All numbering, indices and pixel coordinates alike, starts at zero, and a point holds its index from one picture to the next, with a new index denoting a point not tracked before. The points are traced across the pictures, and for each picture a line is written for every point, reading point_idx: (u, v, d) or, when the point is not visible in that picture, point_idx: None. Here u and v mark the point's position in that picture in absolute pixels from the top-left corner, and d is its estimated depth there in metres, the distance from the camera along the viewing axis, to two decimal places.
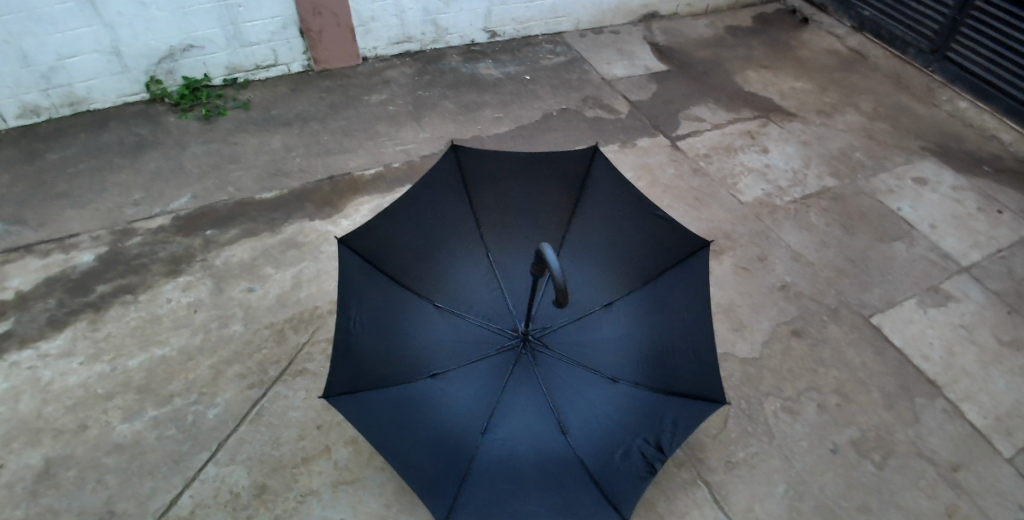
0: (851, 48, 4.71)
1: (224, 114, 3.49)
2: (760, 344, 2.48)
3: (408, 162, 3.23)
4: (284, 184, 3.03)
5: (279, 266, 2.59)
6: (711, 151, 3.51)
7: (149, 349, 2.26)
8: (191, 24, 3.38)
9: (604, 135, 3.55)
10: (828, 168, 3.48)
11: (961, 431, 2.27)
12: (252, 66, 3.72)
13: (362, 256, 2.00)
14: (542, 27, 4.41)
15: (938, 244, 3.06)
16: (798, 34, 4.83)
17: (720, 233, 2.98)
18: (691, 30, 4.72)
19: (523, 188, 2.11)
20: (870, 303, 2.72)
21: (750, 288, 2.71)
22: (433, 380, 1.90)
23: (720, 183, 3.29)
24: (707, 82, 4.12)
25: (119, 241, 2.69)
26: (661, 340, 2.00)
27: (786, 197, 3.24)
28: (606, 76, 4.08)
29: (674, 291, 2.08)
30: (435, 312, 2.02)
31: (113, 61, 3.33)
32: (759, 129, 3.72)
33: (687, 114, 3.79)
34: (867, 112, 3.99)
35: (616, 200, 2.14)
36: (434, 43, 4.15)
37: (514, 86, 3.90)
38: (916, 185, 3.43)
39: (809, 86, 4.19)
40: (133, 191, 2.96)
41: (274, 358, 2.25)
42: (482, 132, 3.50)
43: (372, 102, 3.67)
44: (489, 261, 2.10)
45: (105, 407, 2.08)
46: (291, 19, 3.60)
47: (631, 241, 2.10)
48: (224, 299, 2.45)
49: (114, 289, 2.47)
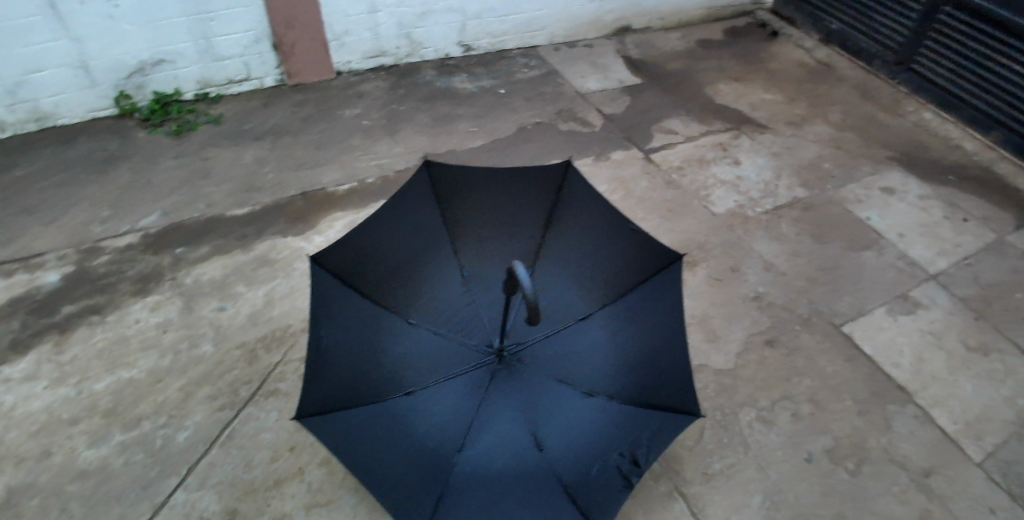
0: (820, 61, 4.83)
1: (195, 128, 3.44)
2: (734, 355, 2.50)
3: (383, 177, 3.22)
4: (257, 200, 3.00)
5: (251, 284, 2.55)
6: (684, 163, 3.56)
7: (116, 372, 2.20)
8: (162, 38, 3.34)
9: (579, 147, 3.58)
10: (798, 178, 3.55)
11: (932, 437, 2.31)
12: (225, 80, 3.68)
13: (336, 273, 2.00)
14: (516, 41, 4.45)
15: (906, 252, 3.14)
16: (768, 47, 4.94)
17: (694, 244, 3.02)
18: (664, 43, 4.80)
19: (498, 202, 2.14)
20: (841, 311, 2.77)
21: (724, 299, 2.74)
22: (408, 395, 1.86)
23: (693, 195, 3.33)
24: (681, 94, 4.18)
25: (86, 260, 2.63)
26: (636, 352, 2.01)
27: (757, 208, 3.30)
28: (580, 89, 4.13)
29: (649, 302, 2.09)
30: (409, 326, 1.98)
31: (81, 75, 3.27)
32: (731, 140, 3.78)
33: (660, 126, 3.84)
34: (835, 123, 4.08)
35: (590, 213, 2.18)
36: (408, 57, 4.15)
37: (489, 99, 3.92)
38: (884, 194, 3.51)
39: (779, 98, 4.28)
40: (101, 208, 2.90)
41: (245, 378, 2.21)
42: (457, 146, 3.50)
43: (346, 115, 3.65)
44: (464, 274, 2.08)
45: (70, 433, 2.02)
46: (263, 33, 3.58)
47: (605, 253, 2.12)
48: (195, 318, 2.40)
49: (80, 309, 2.41)
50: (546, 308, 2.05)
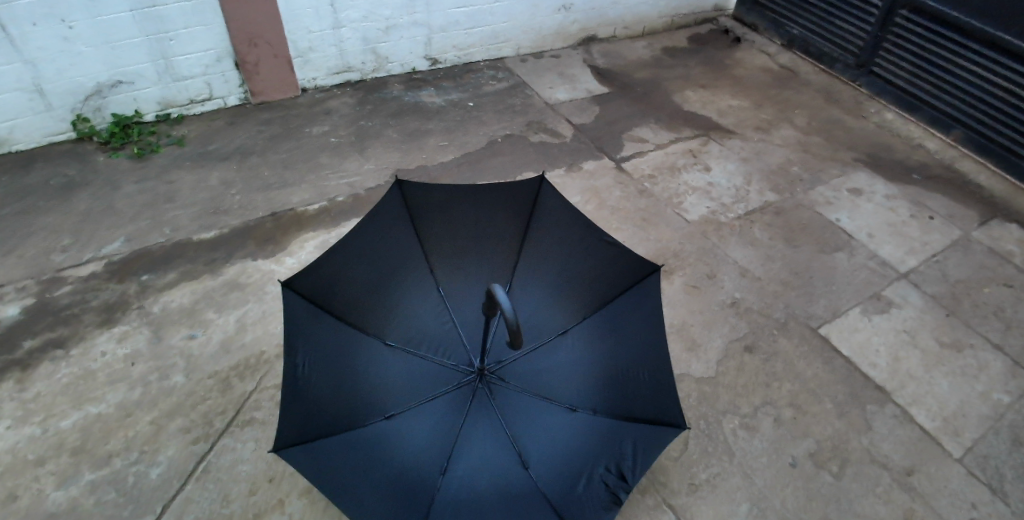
0: (783, 66, 4.94)
1: (158, 150, 3.35)
2: (714, 362, 2.52)
3: (354, 195, 3.17)
4: (224, 222, 2.92)
5: (221, 310, 2.48)
6: (656, 171, 3.59)
7: (83, 408, 2.11)
8: (121, 59, 3.25)
9: (551, 159, 3.58)
10: (768, 183, 3.60)
11: (911, 435, 2.35)
12: (187, 101, 3.60)
13: (307, 297, 1.94)
14: (484, 53, 4.46)
15: (877, 252, 3.21)
16: (732, 53, 5.03)
17: (669, 253, 3.04)
18: (631, 52, 4.85)
19: (471, 218, 2.11)
20: (817, 314, 2.81)
21: (700, 306, 2.76)
22: (388, 419, 1.84)
23: (666, 203, 3.36)
24: (650, 103, 4.23)
25: (47, 291, 2.52)
26: (616, 367, 2.00)
27: (730, 213, 3.34)
28: (550, 100, 4.14)
29: (626, 315, 2.09)
30: (386, 348, 1.96)
31: (36, 99, 3.16)
32: (700, 147, 3.83)
33: (630, 135, 3.87)
34: (801, 127, 4.17)
35: (564, 227, 2.16)
36: (375, 72, 4.12)
37: (458, 113, 3.91)
38: (852, 195, 3.59)
39: (746, 103, 4.36)
40: (62, 236, 2.79)
41: (219, 408, 2.13)
42: (428, 161, 3.47)
43: (314, 133, 3.60)
44: (440, 293, 2.08)
45: (36, 474, 1.92)
46: (226, 51, 3.52)
47: (580, 268, 2.11)
48: (163, 348, 2.31)
49: (42, 343, 2.30)
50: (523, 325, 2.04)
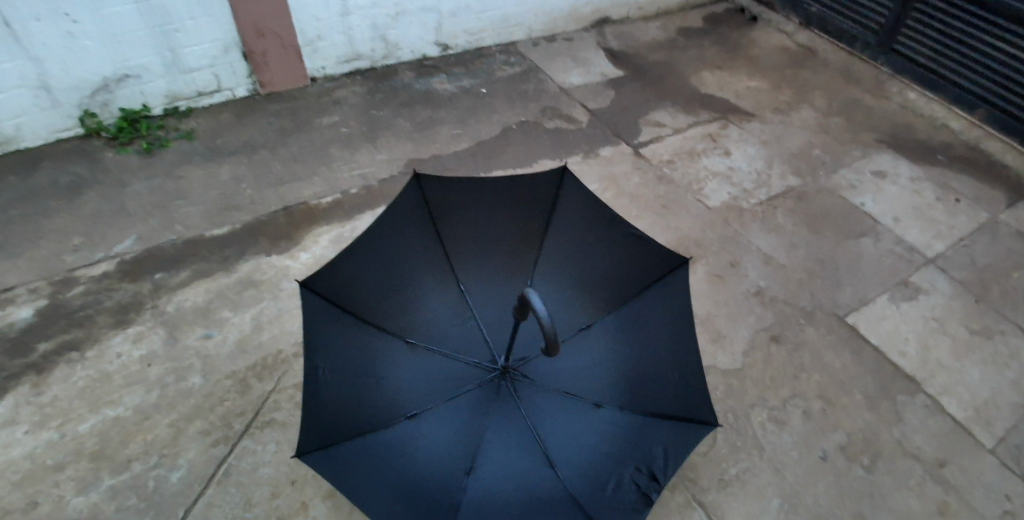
0: (801, 44, 4.78)
1: (166, 145, 3.30)
2: (740, 354, 2.45)
3: (366, 187, 3.11)
4: (236, 219, 2.87)
5: (237, 308, 2.43)
6: (675, 156, 3.49)
7: (101, 411, 2.08)
8: (126, 53, 3.18)
9: (566, 146, 3.50)
10: (790, 167, 3.50)
11: (943, 426, 2.28)
12: (195, 93, 3.53)
13: (325, 298, 1.89)
14: (494, 38, 4.35)
15: (903, 237, 3.12)
16: (748, 33, 4.88)
17: (691, 241, 2.96)
18: (643, 34, 4.72)
19: (490, 214, 2.04)
20: (844, 303, 2.74)
21: (725, 296, 2.69)
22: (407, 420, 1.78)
23: (686, 189, 3.27)
24: (665, 86, 4.11)
25: (60, 292, 2.47)
26: (641, 364, 1.94)
27: (752, 199, 3.25)
28: (562, 85, 4.04)
29: (651, 310, 2.02)
30: (405, 348, 1.91)
31: (42, 96, 3.09)
32: (719, 131, 3.73)
33: (646, 120, 3.77)
34: (822, 109, 4.05)
35: (585, 222, 2.09)
36: (384, 60, 4.03)
37: (470, 100, 3.82)
38: (876, 178, 3.49)
39: (764, 85, 4.23)
40: (73, 236, 2.74)
41: (238, 410, 2.09)
42: (440, 151, 3.40)
43: (323, 124, 3.52)
44: (459, 290, 2.03)
45: (57, 480, 1.90)
46: (233, 42, 3.44)
47: (602, 264, 2.05)
48: (179, 349, 2.27)
49: (56, 346, 2.26)
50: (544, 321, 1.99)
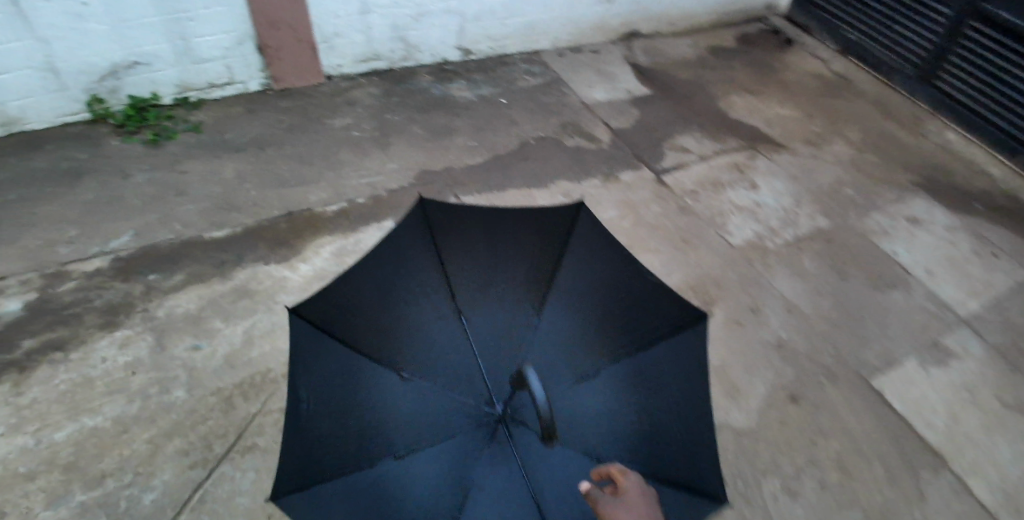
0: (836, 73, 4.54)
1: (173, 137, 3.22)
2: (755, 413, 2.33)
3: (374, 197, 2.99)
4: (237, 221, 2.77)
5: (228, 319, 2.33)
6: (698, 186, 3.33)
7: (78, 419, 1.98)
8: (136, 39, 3.13)
9: (586, 167, 3.35)
10: (820, 206, 3.32)
11: (968, 510, 2.12)
12: (205, 85, 3.46)
13: (315, 325, 1.75)
14: (518, 45, 4.21)
15: (935, 292, 2.93)
16: (782, 56, 4.65)
17: (710, 281, 2.80)
18: (674, 50, 4.54)
19: (497, 244, 1.95)
20: (869, 362, 2.58)
21: (742, 346, 2.55)
22: (391, 460, 1.60)
23: (708, 223, 3.12)
24: (693, 108, 3.94)
25: (49, 286, 2.40)
26: (653, 415, 1.73)
27: (777, 238, 3.09)
28: (586, 100, 3.89)
29: (666, 354, 1.83)
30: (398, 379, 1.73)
31: (49, 78, 3.06)
32: (747, 161, 3.55)
33: (671, 143, 3.62)
34: (856, 142, 3.81)
35: (598, 257, 1.96)
36: (403, 61, 3.91)
37: (490, 110, 3.69)
38: (910, 225, 3.27)
39: (797, 113, 4.01)
40: (68, 228, 2.68)
41: (220, 431, 1.99)
42: (455, 163, 3.27)
43: (335, 125, 3.41)
44: (461, 321, 1.85)
45: (26, 490, 1.80)
46: (247, 34, 3.37)
47: (615, 303, 1.90)
48: (166, 358, 2.18)
49: (40, 344, 2.18)
50: (549, 360, 1.79)
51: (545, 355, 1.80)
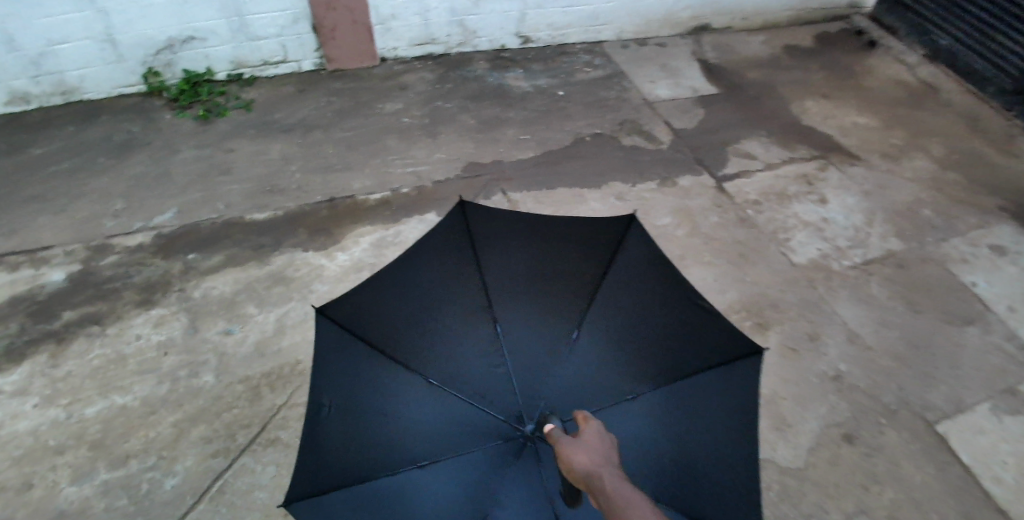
0: (922, 80, 4.12)
1: (223, 114, 3.22)
2: (803, 450, 2.16)
3: (418, 188, 2.91)
4: (278, 204, 2.75)
5: (262, 306, 2.31)
6: (761, 197, 3.11)
7: (109, 396, 2.00)
8: (193, 14, 3.13)
9: (641, 169, 3.18)
10: (893, 227, 3.05)
11: None
12: (259, 62, 3.44)
13: (342, 325, 1.68)
14: (581, 34, 4.03)
15: (1017, 331, 2.62)
16: (863, 59, 4.29)
17: (766, 302, 2.62)
18: (745, 47, 4.26)
19: (537, 250, 1.78)
20: (934, 405, 2.35)
21: (795, 376, 2.37)
22: (401, 470, 1.48)
23: (769, 237, 2.91)
24: (760, 111, 3.68)
25: (92, 259, 2.44)
26: (699, 449, 1.48)
27: (843, 260, 2.85)
28: (648, 96, 3.69)
29: (721, 382, 1.56)
30: (421, 385, 1.63)
31: (107, 49, 3.11)
32: (816, 172, 3.30)
33: (736, 148, 3.39)
34: (939, 159, 3.48)
35: (645, 272, 1.76)
36: (460, 47, 3.80)
37: (545, 102, 3.54)
38: (993, 253, 2.96)
39: (874, 123, 3.70)
40: (115, 200, 2.72)
41: (245, 421, 1.97)
42: (504, 157, 3.15)
43: (386, 111, 3.35)
44: (492, 329, 1.72)
45: (54, 464, 1.82)
46: (302, 13, 3.32)
47: (662, 323, 1.67)
48: (198, 341, 2.17)
49: (79, 317, 2.22)
50: (584, 381, 1.64)
51: (580, 377, 1.64)
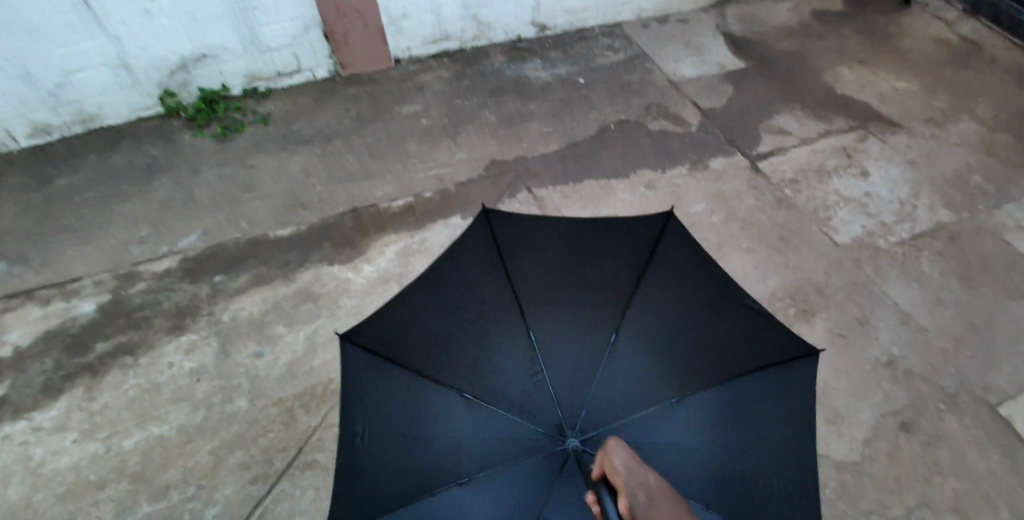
0: (965, 37, 3.87)
1: (241, 130, 3.20)
2: (862, 442, 2.03)
3: (441, 191, 2.84)
4: (302, 218, 2.71)
5: (292, 325, 2.27)
6: (799, 175, 2.96)
7: (145, 427, 1.98)
8: (204, 31, 3.10)
9: (671, 154, 3.05)
10: (942, 197, 2.86)
11: None
12: (273, 74, 3.41)
13: (367, 349, 1.51)
14: (599, 17, 3.89)
15: None
16: (900, 19, 4.04)
17: (812, 286, 2.48)
18: (772, 17, 4.06)
19: (573, 256, 1.58)
20: (999, 386, 2.19)
21: (849, 364, 2.24)
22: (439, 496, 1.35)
23: (810, 217, 2.76)
24: (792, 84, 3.50)
25: (122, 287, 2.45)
26: (763, 468, 1.32)
27: (891, 236, 2.69)
28: (672, 77, 3.53)
29: (779, 390, 1.42)
30: (455, 405, 1.46)
31: (123, 74, 3.10)
32: (856, 144, 3.12)
33: (768, 125, 3.23)
34: (987, 121, 3.25)
35: (692, 273, 1.57)
36: (475, 41, 3.71)
37: (566, 91, 3.43)
38: None
39: (915, 87, 3.48)
40: (142, 226, 2.72)
41: (280, 445, 1.93)
42: (527, 152, 3.06)
43: (403, 114, 3.28)
44: (527, 342, 1.54)
45: (97, 499, 1.82)
46: (313, 20, 3.26)
47: (716, 329, 1.49)
48: (229, 366, 2.14)
49: (112, 348, 2.21)
50: (631, 394, 1.47)
51: (626, 391, 1.47)
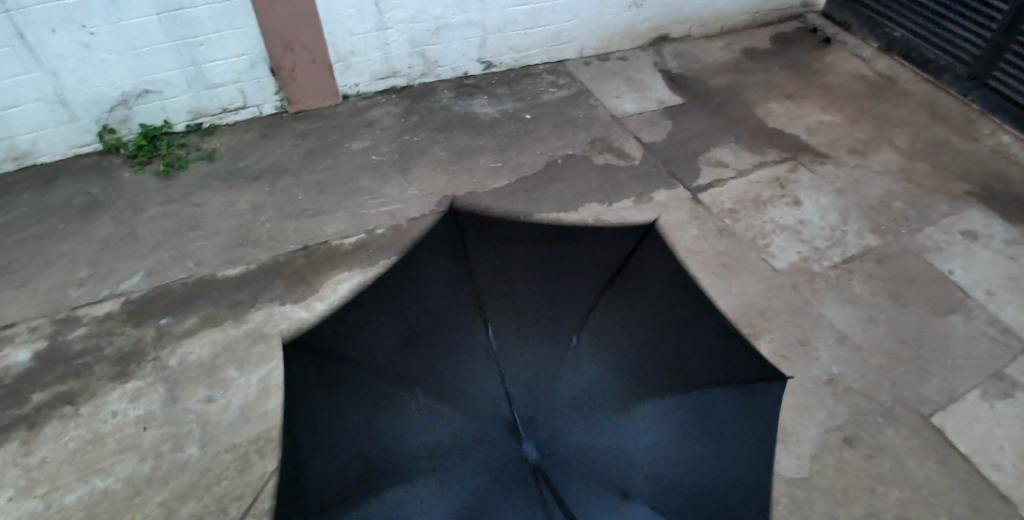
0: (880, 72, 4.23)
1: (185, 167, 3.13)
2: (808, 458, 2.15)
3: (394, 227, 2.86)
4: (252, 257, 2.67)
5: (243, 368, 2.22)
6: (737, 204, 3.14)
7: (89, 481, 1.89)
8: (146, 66, 3.04)
9: (618, 186, 3.18)
10: (868, 222, 3.10)
11: None
12: (218, 110, 3.36)
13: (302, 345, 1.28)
14: (543, 54, 4.04)
15: (998, 315, 2.67)
16: (822, 56, 4.38)
17: (755, 311, 2.63)
18: (706, 54, 4.32)
19: (545, 257, 1.47)
20: (929, 398, 2.36)
21: (792, 384, 2.37)
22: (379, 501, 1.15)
23: (750, 245, 2.93)
24: (728, 117, 3.73)
25: (60, 333, 2.33)
26: (731, 479, 1.16)
27: (824, 260, 2.88)
28: (615, 112, 3.70)
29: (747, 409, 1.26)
30: (413, 413, 1.32)
31: (59, 110, 3.00)
32: (788, 174, 3.34)
33: (707, 157, 3.42)
34: (905, 150, 3.56)
35: (677, 272, 1.41)
36: (423, 77, 3.78)
37: (514, 126, 3.53)
38: (966, 239, 3.02)
39: (839, 119, 3.77)
40: (81, 267, 2.61)
41: (236, 492, 1.87)
42: (479, 187, 3.12)
43: (354, 149, 3.29)
44: (488, 337, 1.44)
45: None
46: (260, 57, 3.25)
47: (692, 330, 1.34)
48: (179, 412, 2.07)
49: (51, 398, 2.11)
50: (597, 397, 1.37)
51: (591, 389, 1.38)
